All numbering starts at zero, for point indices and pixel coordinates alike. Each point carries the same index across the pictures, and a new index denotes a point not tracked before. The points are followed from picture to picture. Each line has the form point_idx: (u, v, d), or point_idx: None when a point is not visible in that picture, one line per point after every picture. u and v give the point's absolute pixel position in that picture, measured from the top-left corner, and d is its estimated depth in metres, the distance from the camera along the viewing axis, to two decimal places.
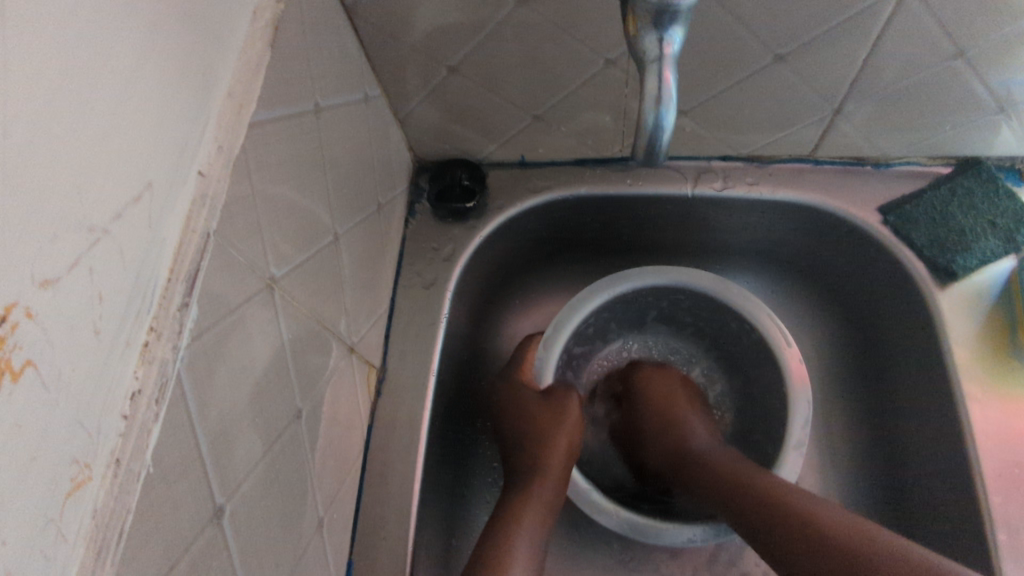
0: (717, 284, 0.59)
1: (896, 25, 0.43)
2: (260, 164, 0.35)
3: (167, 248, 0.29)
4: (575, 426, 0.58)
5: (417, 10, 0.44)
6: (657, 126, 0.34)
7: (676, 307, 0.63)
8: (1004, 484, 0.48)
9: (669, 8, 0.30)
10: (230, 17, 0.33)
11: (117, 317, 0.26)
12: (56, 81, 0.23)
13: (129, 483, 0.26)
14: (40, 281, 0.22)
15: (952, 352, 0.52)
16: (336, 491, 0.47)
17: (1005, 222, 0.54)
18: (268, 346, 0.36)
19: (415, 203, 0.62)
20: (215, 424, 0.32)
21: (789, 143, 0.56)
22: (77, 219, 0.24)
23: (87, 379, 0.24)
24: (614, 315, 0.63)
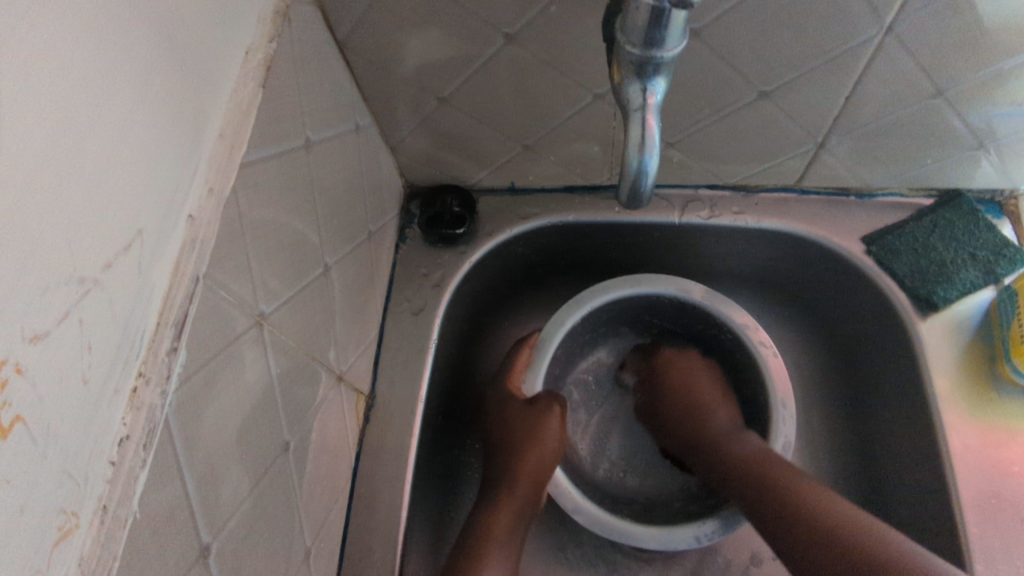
0: (698, 292, 0.59)
1: (877, 66, 0.44)
2: (251, 202, 0.36)
3: (156, 292, 0.29)
4: (555, 433, 0.58)
5: (406, 46, 0.45)
6: (641, 171, 0.34)
7: (663, 313, 0.63)
8: (982, 513, 0.49)
9: (651, 59, 0.31)
10: (221, 59, 0.34)
11: (105, 367, 0.26)
12: (49, 139, 0.23)
13: (115, 530, 0.26)
14: (30, 337, 0.22)
15: (932, 382, 0.53)
16: (323, 521, 0.47)
17: (984, 254, 0.55)
18: (257, 382, 0.37)
19: (405, 228, 0.62)
20: (202, 464, 0.32)
21: (774, 173, 0.57)
22: (67, 273, 0.24)
23: (76, 430, 0.25)
24: (599, 321, 0.63)
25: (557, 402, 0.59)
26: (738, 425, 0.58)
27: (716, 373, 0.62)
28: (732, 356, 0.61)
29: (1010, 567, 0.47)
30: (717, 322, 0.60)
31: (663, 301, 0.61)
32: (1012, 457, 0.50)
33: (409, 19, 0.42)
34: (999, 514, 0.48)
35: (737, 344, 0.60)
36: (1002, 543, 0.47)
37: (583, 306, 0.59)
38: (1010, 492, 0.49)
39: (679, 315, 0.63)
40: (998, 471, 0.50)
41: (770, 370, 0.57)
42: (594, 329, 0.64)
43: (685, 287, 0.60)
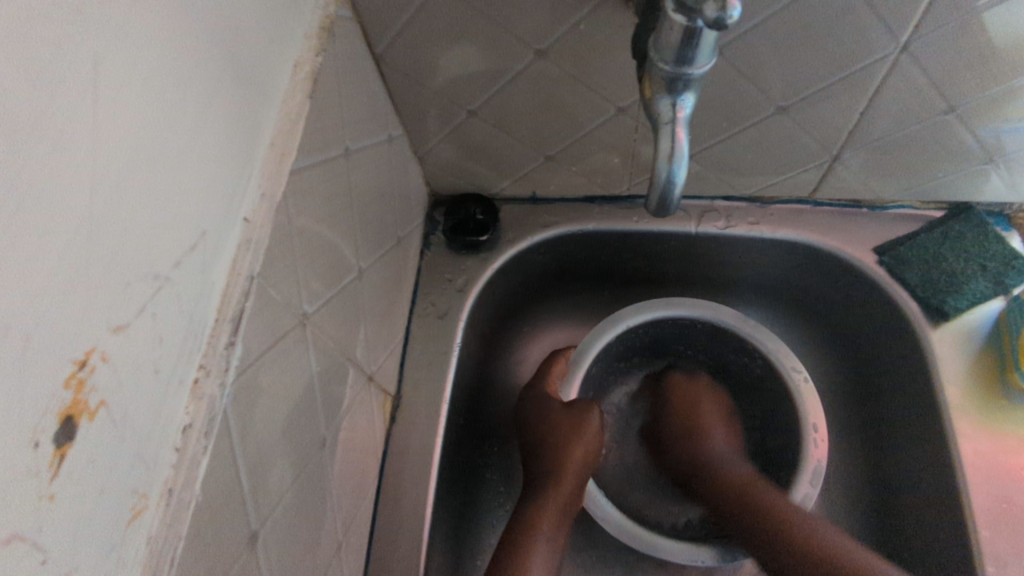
0: (729, 317, 0.62)
1: (892, 83, 0.46)
2: (298, 206, 0.38)
3: (215, 291, 0.31)
4: (594, 437, 0.60)
5: (441, 60, 0.47)
6: (670, 180, 0.34)
7: (696, 341, 0.65)
8: (993, 517, 0.50)
9: (682, 76, 0.33)
10: (273, 72, 0.36)
11: (173, 358, 0.28)
12: (133, 147, 0.25)
13: (180, 511, 0.28)
14: (114, 327, 0.24)
15: (943, 389, 0.54)
16: (353, 516, 0.49)
17: (994, 265, 0.57)
18: (300, 378, 0.39)
19: (430, 235, 0.64)
20: (253, 454, 0.34)
21: (790, 185, 0.59)
22: (144, 269, 0.26)
23: (148, 415, 0.26)
24: (634, 344, 0.66)
25: (592, 407, 0.61)
26: (736, 452, 0.61)
27: (724, 403, 0.64)
28: (764, 386, 0.63)
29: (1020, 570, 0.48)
30: (747, 346, 0.62)
31: (695, 326, 0.64)
32: (1022, 463, 0.51)
33: (445, 34, 0.44)
34: (1009, 519, 0.50)
35: (768, 370, 0.62)
36: (1012, 545, 0.49)
37: (617, 326, 0.62)
38: (1020, 497, 0.50)
39: (712, 344, 0.65)
40: (1008, 476, 0.51)
41: (804, 402, 0.59)
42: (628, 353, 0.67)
43: (716, 312, 0.62)
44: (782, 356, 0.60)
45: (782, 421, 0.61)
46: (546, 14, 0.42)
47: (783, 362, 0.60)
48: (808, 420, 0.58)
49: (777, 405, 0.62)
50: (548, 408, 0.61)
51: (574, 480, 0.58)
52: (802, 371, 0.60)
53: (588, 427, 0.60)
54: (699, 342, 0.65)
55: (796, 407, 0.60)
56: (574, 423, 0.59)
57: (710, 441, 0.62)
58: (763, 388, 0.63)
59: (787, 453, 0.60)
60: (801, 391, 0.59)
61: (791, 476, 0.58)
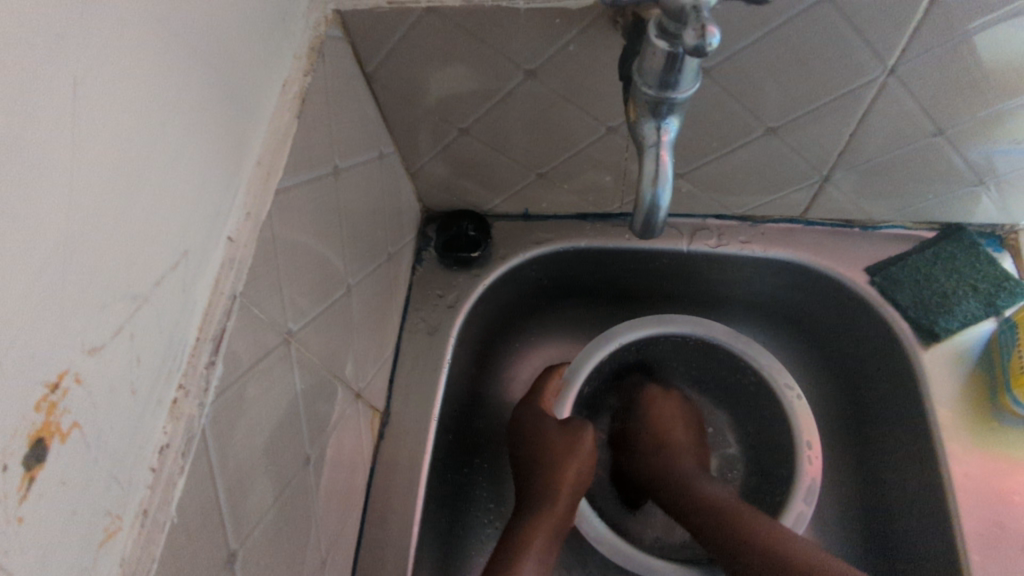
0: (723, 333, 0.62)
1: (880, 105, 0.46)
2: (284, 225, 0.38)
3: (197, 310, 0.31)
4: (587, 458, 0.59)
5: (431, 79, 0.47)
6: (654, 203, 0.34)
7: (691, 354, 0.65)
8: (984, 542, 0.49)
9: (666, 100, 0.33)
10: (260, 92, 0.36)
11: (151, 379, 0.28)
12: (113, 168, 0.25)
13: (154, 533, 0.28)
14: (89, 349, 0.24)
15: (934, 410, 0.54)
16: (338, 534, 0.48)
17: (985, 286, 0.56)
18: (283, 397, 0.38)
19: (422, 250, 0.64)
20: (232, 474, 0.33)
21: (781, 205, 0.59)
22: (122, 290, 0.26)
23: (122, 437, 0.26)
24: (628, 360, 0.65)
25: (586, 427, 0.61)
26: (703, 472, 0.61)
27: (692, 425, 0.65)
28: (759, 405, 0.62)
29: None
30: (742, 362, 0.62)
31: (690, 341, 0.63)
32: (1013, 487, 0.51)
33: (434, 54, 0.45)
34: (1000, 544, 0.49)
35: (762, 387, 0.61)
36: (1003, 570, 0.48)
37: (611, 344, 0.62)
38: (1012, 521, 0.50)
39: (706, 357, 0.64)
40: (999, 499, 0.50)
41: (798, 421, 0.59)
42: (623, 368, 0.66)
43: (710, 327, 0.62)
44: (775, 376, 0.60)
45: (775, 438, 0.61)
46: (535, 36, 0.42)
47: (779, 380, 0.60)
48: (803, 442, 0.58)
49: (771, 423, 0.61)
50: (542, 426, 0.60)
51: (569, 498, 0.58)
52: (796, 390, 0.59)
53: (581, 447, 0.59)
54: (693, 357, 0.65)
55: (790, 426, 0.59)
56: (569, 442, 0.59)
57: (677, 462, 0.62)
58: (756, 405, 0.63)
59: (781, 475, 0.59)
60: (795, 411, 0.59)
61: (786, 497, 0.57)
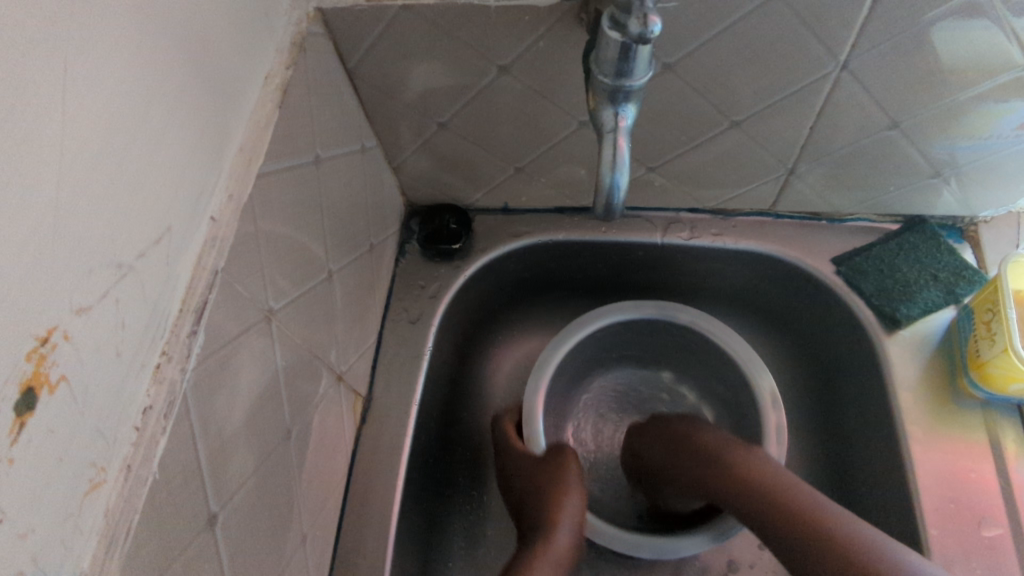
0: (701, 318, 0.63)
1: (836, 99, 0.49)
2: (266, 208, 0.40)
3: (180, 282, 0.33)
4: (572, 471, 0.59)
5: (410, 74, 0.49)
6: (614, 186, 0.39)
7: (671, 341, 0.67)
8: (943, 518, 0.51)
9: (622, 88, 0.35)
10: (243, 83, 0.38)
11: (135, 343, 0.30)
12: (100, 145, 0.27)
13: (136, 487, 0.29)
14: (76, 309, 0.26)
15: (896, 393, 0.56)
16: (319, 511, 0.50)
17: (945, 275, 0.59)
18: (263, 372, 0.40)
19: (405, 243, 0.66)
20: (213, 440, 0.35)
21: (750, 198, 0.61)
22: (108, 257, 0.28)
23: (107, 395, 0.28)
24: (609, 344, 0.67)
25: (564, 450, 0.61)
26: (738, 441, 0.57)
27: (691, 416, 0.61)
28: (733, 394, 0.64)
29: (965, 569, 0.49)
30: (719, 348, 0.63)
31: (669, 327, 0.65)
32: (971, 466, 0.53)
33: (412, 50, 0.47)
34: (958, 520, 0.51)
35: (735, 372, 0.63)
36: (960, 545, 0.50)
37: (593, 326, 0.64)
38: (968, 498, 0.52)
39: (684, 343, 0.66)
40: (956, 477, 0.53)
41: (768, 409, 0.60)
42: (605, 351, 0.68)
43: (688, 313, 0.64)
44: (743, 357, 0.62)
45: (746, 425, 0.62)
46: (505, 33, 0.45)
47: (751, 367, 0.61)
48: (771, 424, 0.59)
49: (743, 409, 0.63)
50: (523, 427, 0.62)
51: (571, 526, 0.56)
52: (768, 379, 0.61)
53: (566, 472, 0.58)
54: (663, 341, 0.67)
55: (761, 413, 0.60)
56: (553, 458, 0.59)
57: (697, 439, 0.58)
58: (730, 393, 0.65)
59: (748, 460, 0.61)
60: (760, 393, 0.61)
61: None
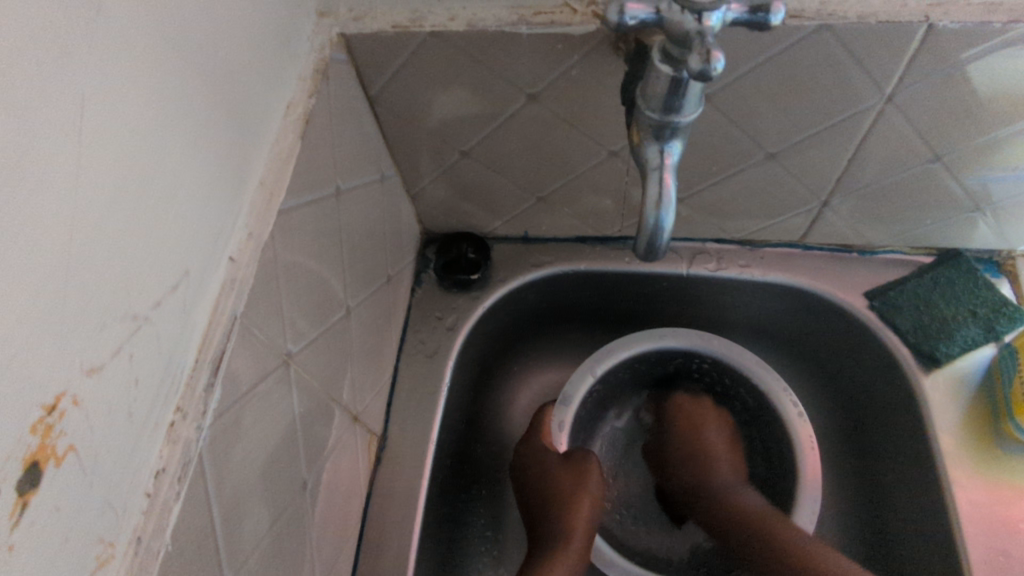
0: (721, 347, 0.61)
1: (879, 131, 0.47)
2: (286, 246, 0.38)
3: (197, 330, 0.31)
4: (597, 488, 0.59)
5: (433, 102, 0.47)
6: (658, 226, 0.34)
7: (686, 370, 0.64)
8: (991, 571, 0.49)
9: (669, 123, 0.34)
10: (264, 113, 0.36)
11: (148, 401, 0.27)
12: (117, 187, 0.25)
13: (148, 561, 0.27)
14: (87, 369, 0.24)
15: (937, 436, 0.54)
16: (333, 562, 0.47)
17: (984, 312, 0.56)
18: (281, 420, 0.38)
19: (421, 273, 0.64)
20: (228, 500, 0.33)
21: (780, 230, 0.59)
22: (122, 310, 0.26)
23: (117, 461, 0.26)
24: (623, 380, 0.64)
25: (590, 455, 0.61)
26: (740, 480, 0.60)
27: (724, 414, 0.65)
28: (760, 420, 0.62)
29: None
30: (749, 381, 0.61)
31: (686, 358, 0.63)
32: (1020, 514, 0.50)
33: (437, 78, 0.45)
34: (1007, 573, 0.48)
35: (762, 402, 0.61)
36: None
37: (609, 360, 0.61)
38: (1019, 550, 0.49)
39: (702, 373, 0.64)
40: (1004, 527, 0.50)
41: (801, 440, 0.58)
42: (619, 387, 0.65)
43: (709, 342, 0.61)
44: (776, 390, 0.59)
45: (778, 453, 0.60)
46: (536, 61, 0.43)
47: (779, 393, 0.59)
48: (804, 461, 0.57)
49: (776, 445, 0.60)
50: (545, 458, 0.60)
51: (584, 537, 0.56)
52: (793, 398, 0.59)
53: (589, 480, 0.59)
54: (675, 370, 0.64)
55: (790, 440, 0.58)
56: (574, 476, 0.59)
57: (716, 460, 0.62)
58: (755, 418, 0.62)
59: (783, 496, 0.59)
60: (792, 421, 0.58)
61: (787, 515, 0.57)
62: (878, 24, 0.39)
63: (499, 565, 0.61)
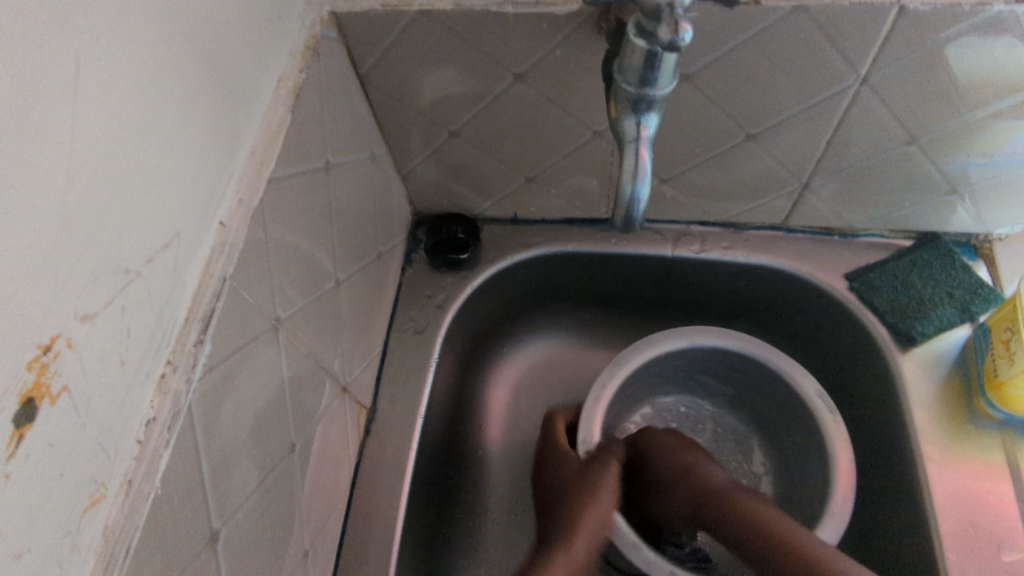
0: (767, 353, 0.59)
1: (855, 112, 0.48)
2: (275, 215, 0.39)
3: (187, 290, 0.32)
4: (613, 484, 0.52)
5: (422, 81, 0.48)
6: (633, 199, 0.36)
7: (731, 368, 0.63)
8: (961, 541, 0.50)
9: (645, 96, 0.35)
10: (255, 86, 0.37)
11: (140, 353, 0.29)
12: (111, 146, 0.26)
13: (138, 503, 0.28)
14: (81, 316, 0.25)
15: (912, 412, 0.55)
16: (321, 527, 0.49)
17: (961, 293, 0.58)
18: (270, 383, 0.39)
19: (412, 252, 0.65)
20: (217, 453, 0.34)
21: (762, 212, 0.61)
22: (115, 264, 0.27)
23: (110, 406, 0.27)
24: (663, 370, 0.63)
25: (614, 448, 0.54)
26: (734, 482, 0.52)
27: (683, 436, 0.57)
28: (782, 412, 0.61)
29: None
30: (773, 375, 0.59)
31: (731, 358, 0.61)
32: (989, 487, 0.52)
33: (425, 56, 0.46)
34: (976, 543, 0.50)
35: (776, 384, 0.59)
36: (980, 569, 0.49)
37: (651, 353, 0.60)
38: (988, 521, 0.51)
39: (744, 373, 0.62)
40: (974, 500, 0.51)
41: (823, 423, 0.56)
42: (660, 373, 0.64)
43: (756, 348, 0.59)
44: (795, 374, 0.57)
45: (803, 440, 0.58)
46: (521, 40, 0.44)
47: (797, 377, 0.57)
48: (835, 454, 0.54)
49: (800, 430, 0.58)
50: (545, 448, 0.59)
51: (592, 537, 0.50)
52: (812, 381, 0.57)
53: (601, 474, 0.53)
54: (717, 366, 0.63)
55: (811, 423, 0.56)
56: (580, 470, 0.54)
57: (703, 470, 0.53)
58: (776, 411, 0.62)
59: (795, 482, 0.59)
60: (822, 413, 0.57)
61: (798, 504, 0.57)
62: (850, 5, 0.40)
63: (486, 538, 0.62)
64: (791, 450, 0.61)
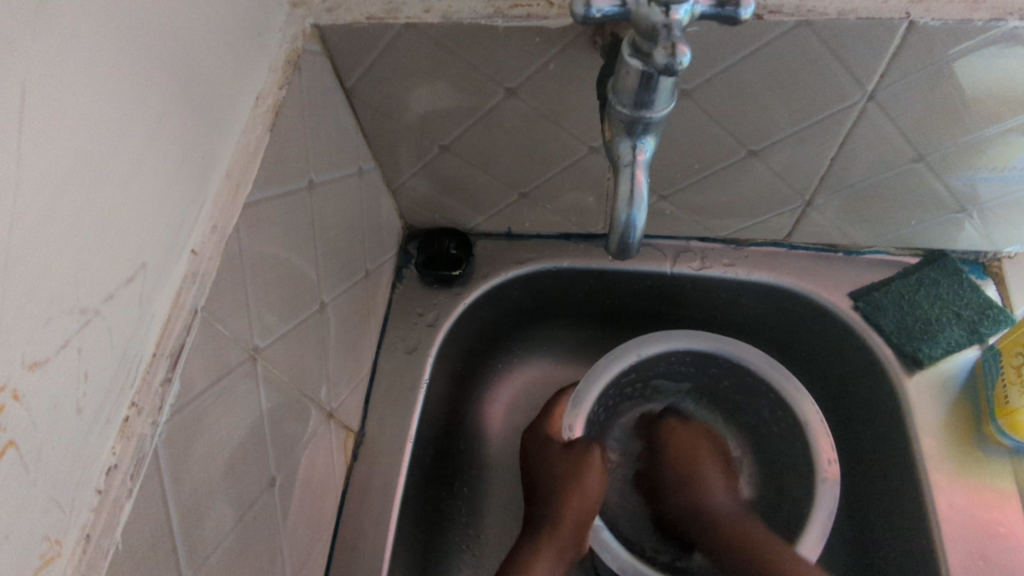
0: (754, 358, 0.59)
1: (861, 129, 0.46)
2: (253, 240, 0.37)
3: (155, 325, 0.30)
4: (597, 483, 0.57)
5: (410, 95, 0.47)
6: (629, 224, 0.34)
7: (712, 372, 0.62)
8: (970, 574, 0.48)
9: (641, 119, 0.33)
10: (231, 105, 0.36)
11: (100, 397, 0.27)
12: (64, 177, 0.24)
13: (97, 559, 0.26)
14: (29, 364, 0.23)
15: (919, 438, 0.53)
16: (305, 560, 0.47)
17: (969, 314, 0.56)
18: (247, 416, 0.37)
19: (403, 268, 0.63)
20: (187, 496, 0.32)
21: (764, 229, 0.59)
22: (70, 303, 0.25)
23: (64, 456, 0.25)
24: (643, 377, 0.62)
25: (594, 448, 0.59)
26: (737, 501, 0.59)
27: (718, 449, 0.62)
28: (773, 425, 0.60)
29: None
30: (766, 389, 0.59)
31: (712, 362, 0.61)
32: (999, 518, 0.50)
33: (413, 71, 0.44)
34: None
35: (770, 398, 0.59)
36: None
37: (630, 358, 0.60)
38: (998, 554, 0.49)
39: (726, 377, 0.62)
40: (984, 531, 0.50)
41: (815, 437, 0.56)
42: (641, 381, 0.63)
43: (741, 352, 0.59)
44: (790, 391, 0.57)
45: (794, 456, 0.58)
46: (513, 54, 0.42)
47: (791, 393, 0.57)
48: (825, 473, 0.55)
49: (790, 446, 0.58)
50: (548, 453, 0.60)
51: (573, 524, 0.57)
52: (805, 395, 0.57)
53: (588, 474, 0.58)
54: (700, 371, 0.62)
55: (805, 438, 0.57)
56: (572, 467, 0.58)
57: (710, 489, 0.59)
58: (767, 421, 0.61)
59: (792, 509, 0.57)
60: (816, 435, 0.56)
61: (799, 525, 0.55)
62: (858, 21, 0.38)
63: (478, 563, 0.60)
64: (788, 470, 0.59)
